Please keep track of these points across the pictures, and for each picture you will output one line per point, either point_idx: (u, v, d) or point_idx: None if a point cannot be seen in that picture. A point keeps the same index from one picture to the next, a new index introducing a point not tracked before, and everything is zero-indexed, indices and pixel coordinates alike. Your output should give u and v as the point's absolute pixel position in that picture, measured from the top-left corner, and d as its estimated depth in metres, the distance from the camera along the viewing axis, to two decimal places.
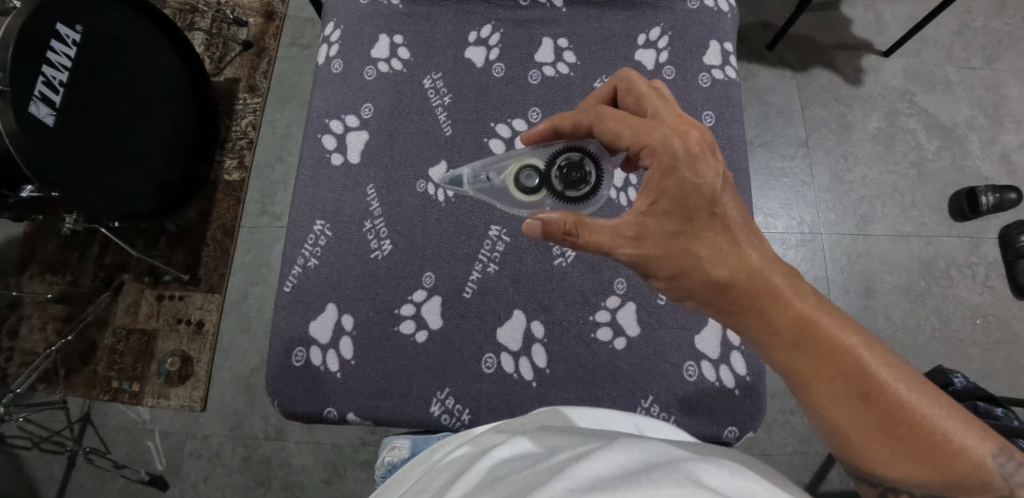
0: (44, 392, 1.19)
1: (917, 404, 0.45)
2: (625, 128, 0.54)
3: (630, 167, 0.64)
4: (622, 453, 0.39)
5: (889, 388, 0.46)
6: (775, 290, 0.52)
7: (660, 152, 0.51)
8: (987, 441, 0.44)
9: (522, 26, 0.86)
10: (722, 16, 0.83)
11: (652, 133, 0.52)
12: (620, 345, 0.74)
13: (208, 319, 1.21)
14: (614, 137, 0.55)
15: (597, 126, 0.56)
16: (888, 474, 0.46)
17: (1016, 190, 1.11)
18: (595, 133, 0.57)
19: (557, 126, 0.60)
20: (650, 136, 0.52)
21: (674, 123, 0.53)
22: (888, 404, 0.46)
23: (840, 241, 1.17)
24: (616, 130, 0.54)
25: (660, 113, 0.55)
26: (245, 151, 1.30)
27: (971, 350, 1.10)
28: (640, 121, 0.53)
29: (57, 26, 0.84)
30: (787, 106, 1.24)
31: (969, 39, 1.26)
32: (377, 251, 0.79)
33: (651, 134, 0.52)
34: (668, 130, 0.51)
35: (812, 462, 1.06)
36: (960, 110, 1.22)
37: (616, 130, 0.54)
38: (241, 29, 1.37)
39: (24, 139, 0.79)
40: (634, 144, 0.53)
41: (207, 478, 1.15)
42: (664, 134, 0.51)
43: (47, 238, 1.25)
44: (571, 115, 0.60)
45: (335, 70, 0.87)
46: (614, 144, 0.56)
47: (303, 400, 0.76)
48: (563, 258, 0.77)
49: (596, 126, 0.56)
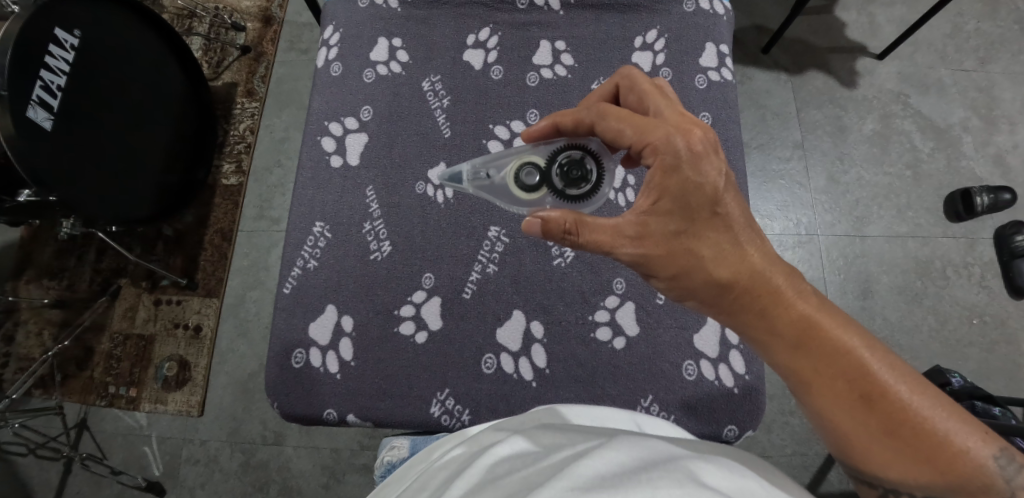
0: (40, 398, 1.18)
1: (918, 405, 0.46)
2: (627, 127, 0.54)
3: (633, 163, 0.64)
4: (621, 452, 0.39)
5: (889, 389, 0.47)
6: (777, 291, 0.53)
7: (661, 150, 0.51)
8: (987, 443, 0.44)
9: (521, 29, 0.86)
10: (718, 19, 0.84)
11: (654, 132, 0.52)
12: (620, 344, 0.74)
13: (206, 324, 1.21)
14: (616, 136, 0.55)
15: (599, 124, 0.57)
16: (888, 475, 0.47)
17: (1010, 191, 1.13)
18: (597, 131, 0.58)
19: (558, 124, 0.61)
20: (653, 134, 0.52)
21: (678, 122, 0.53)
22: (888, 405, 0.46)
23: (837, 243, 1.17)
24: (618, 128, 0.55)
25: (663, 112, 0.55)
26: (243, 155, 1.30)
27: (968, 350, 1.10)
28: (640, 119, 0.54)
29: (57, 30, 0.85)
30: (783, 109, 1.25)
31: (961, 41, 1.27)
32: (377, 252, 0.79)
33: (653, 133, 0.52)
34: (671, 128, 0.52)
35: (811, 463, 1.06)
36: (953, 112, 1.23)
37: (618, 127, 0.55)
38: (239, 34, 1.37)
39: (24, 146, 0.79)
40: (635, 143, 0.54)
41: (205, 483, 1.15)
42: (667, 133, 0.51)
43: (45, 243, 1.25)
44: (572, 112, 0.60)
45: (334, 73, 0.87)
46: (614, 143, 0.57)
47: (302, 403, 0.76)
48: (563, 258, 0.77)
49: (598, 123, 0.57)
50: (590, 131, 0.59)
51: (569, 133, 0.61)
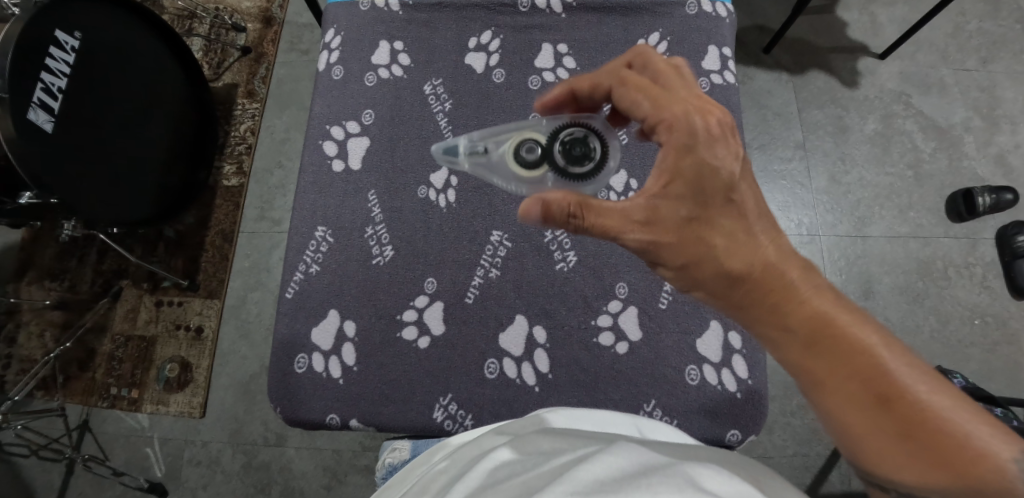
0: (41, 399, 1.18)
1: (934, 403, 0.42)
2: (645, 99, 0.55)
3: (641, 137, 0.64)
4: (621, 458, 0.39)
5: (903, 385, 0.43)
6: (789, 284, 0.51)
7: (678, 127, 0.52)
8: (1012, 448, 0.39)
9: (522, 32, 0.86)
10: (720, 21, 0.84)
11: (671, 108, 0.53)
12: (622, 349, 0.74)
13: (207, 325, 1.21)
14: (632, 106, 0.57)
15: (617, 89, 0.58)
16: (899, 477, 0.43)
17: (1012, 190, 1.13)
18: (614, 97, 0.59)
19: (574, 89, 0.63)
20: (670, 111, 0.53)
21: (694, 100, 0.53)
22: (902, 403, 0.43)
23: (838, 244, 1.17)
24: (636, 98, 0.56)
25: (681, 91, 0.55)
26: (244, 156, 1.30)
27: (969, 351, 1.10)
28: (660, 92, 0.55)
29: (57, 32, 0.85)
30: (785, 109, 1.25)
31: (963, 40, 1.27)
32: (379, 257, 0.79)
33: (669, 109, 0.53)
34: (689, 107, 0.53)
35: (812, 464, 1.06)
36: (955, 112, 1.23)
37: (635, 98, 0.56)
38: (240, 35, 1.37)
39: (24, 145, 0.79)
40: (650, 117, 0.55)
41: (207, 484, 1.15)
42: (685, 111, 0.52)
43: (45, 245, 1.25)
44: (590, 77, 0.62)
45: (335, 77, 0.87)
46: (629, 113, 0.58)
47: (304, 408, 0.76)
48: (565, 263, 0.77)
49: (616, 89, 0.58)
50: (605, 95, 0.61)
51: (581, 98, 0.63)
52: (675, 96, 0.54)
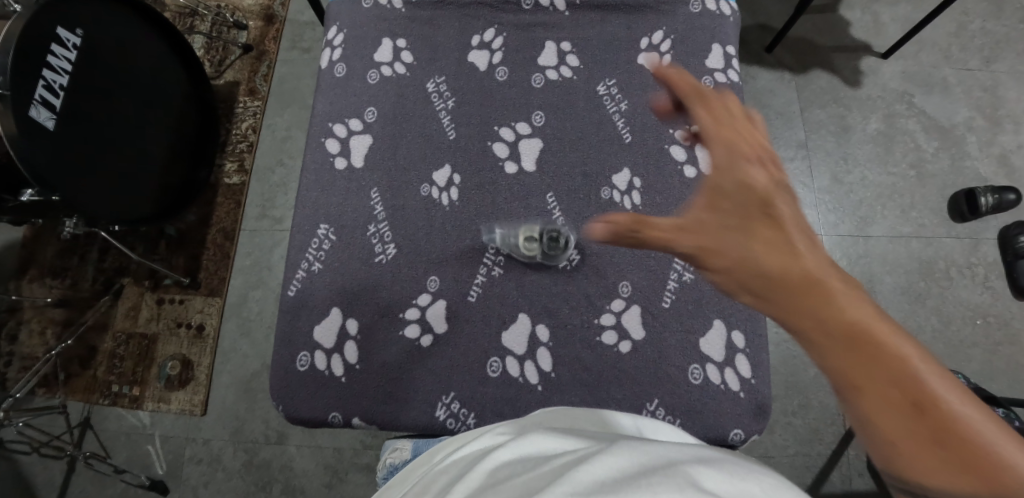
0: (43, 397, 1.19)
1: (973, 420, 0.31)
2: (707, 119, 0.54)
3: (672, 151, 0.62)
4: (622, 458, 0.39)
5: (941, 398, 0.32)
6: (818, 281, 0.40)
7: (725, 148, 0.51)
8: None
9: (525, 30, 0.86)
10: (724, 20, 0.84)
11: (720, 132, 0.53)
12: (625, 348, 0.74)
13: (208, 323, 1.21)
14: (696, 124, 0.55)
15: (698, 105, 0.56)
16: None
17: (1015, 190, 1.12)
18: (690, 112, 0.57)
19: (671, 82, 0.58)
20: (719, 133, 0.53)
21: (744, 129, 0.53)
22: (939, 414, 0.31)
23: (840, 243, 1.17)
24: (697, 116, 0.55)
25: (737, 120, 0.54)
26: (245, 154, 1.31)
27: (971, 351, 1.10)
28: (719, 116, 0.54)
29: (58, 29, 0.84)
30: (787, 108, 1.25)
31: (966, 40, 1.27)
32: (382, 255, 0.79)
33: (719, 134, 0.53)
34: (738, 133, 0.52)
35: (812, 463, 1.06)
36: (958, 112, 1.22)
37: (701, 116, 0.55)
38: (241, 32, 1.37)
39: (25, 142, 0.79)
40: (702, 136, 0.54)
41: (207, 482, 1.15)
42: (732, 137, 0.52)
43: (47, 242, 1.25)
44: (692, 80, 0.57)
45: (338, 75, 0.87)
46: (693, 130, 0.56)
47: (306, 406, 0.76)
48: (568, 261, 0.77)
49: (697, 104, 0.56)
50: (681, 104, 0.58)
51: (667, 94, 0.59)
52: (729, 123, 0.53)
